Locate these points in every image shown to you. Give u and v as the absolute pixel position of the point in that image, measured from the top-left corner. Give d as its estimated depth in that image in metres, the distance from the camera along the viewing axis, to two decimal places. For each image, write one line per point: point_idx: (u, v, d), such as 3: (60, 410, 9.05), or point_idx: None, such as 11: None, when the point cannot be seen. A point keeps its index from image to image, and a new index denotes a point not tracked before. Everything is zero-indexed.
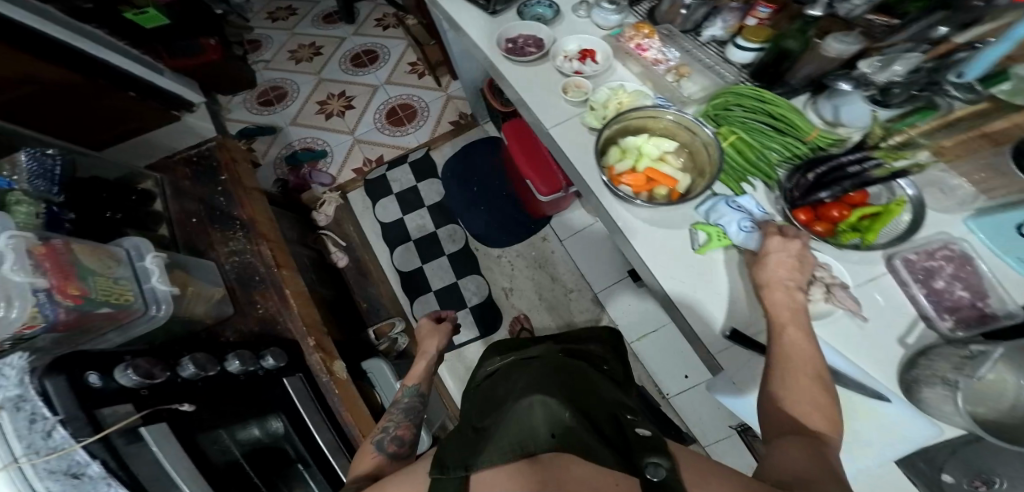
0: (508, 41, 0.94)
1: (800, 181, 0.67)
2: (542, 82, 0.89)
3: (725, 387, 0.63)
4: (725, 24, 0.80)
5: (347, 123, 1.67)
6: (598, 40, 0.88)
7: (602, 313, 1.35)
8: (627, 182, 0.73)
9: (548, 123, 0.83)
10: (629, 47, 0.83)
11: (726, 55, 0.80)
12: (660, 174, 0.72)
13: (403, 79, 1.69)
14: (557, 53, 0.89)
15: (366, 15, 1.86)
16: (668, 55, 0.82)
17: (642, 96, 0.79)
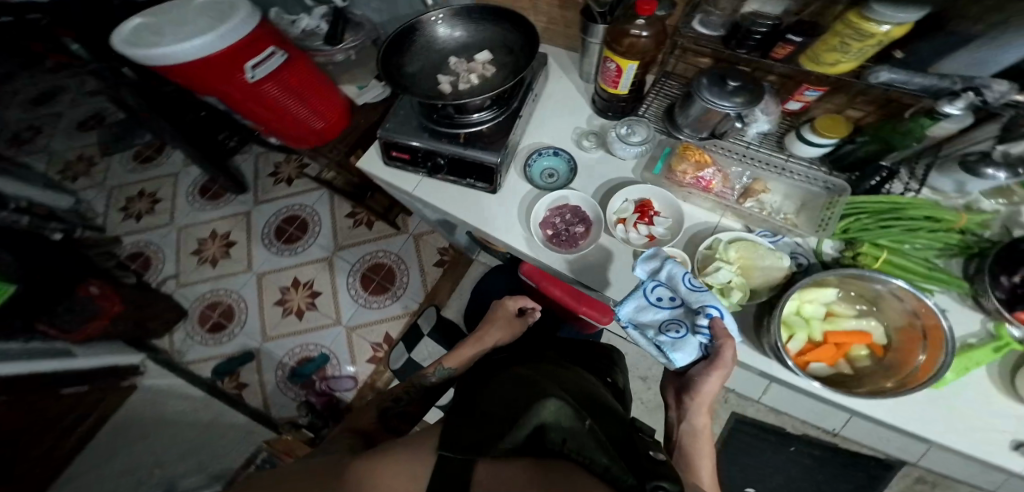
0: (543, 223, 0.79)
1: (1000, 286, 0.60)
2: (618, 261, 0.75)
3: None
4: (771, 116, 0.72)
5: (326, 313, 1.50)
6: (644, 184, 0.79)
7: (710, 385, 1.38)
8: (814, 359, 0.66)
9: None
10: (687, 184, 0.76)
11: (787, 148, 0.75)
12: (844, 333, 0.65)
13: (356, 236, 1.59)
14: (614, 222, 0.77)
15: (255, 174, 1.72)
16: (734, 182, 0.77)
17: (758, 246, 0.70)
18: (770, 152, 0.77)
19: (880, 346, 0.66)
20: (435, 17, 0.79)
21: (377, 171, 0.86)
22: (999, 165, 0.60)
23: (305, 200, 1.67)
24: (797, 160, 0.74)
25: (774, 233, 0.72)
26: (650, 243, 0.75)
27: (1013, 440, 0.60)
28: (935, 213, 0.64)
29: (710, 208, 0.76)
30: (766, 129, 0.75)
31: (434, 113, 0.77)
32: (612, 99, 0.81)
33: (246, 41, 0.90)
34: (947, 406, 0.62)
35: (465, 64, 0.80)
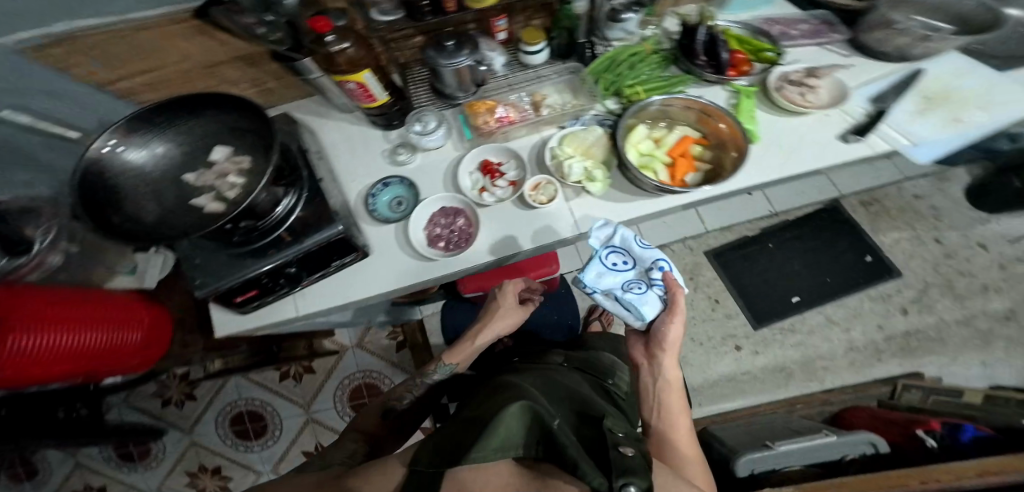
0: (430, 241, 0.76)
1: (702, 66, 0.84)
2: (507, 220, 0.78)
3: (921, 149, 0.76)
4: (498, 50, 0.83)
5: None
6: (472, 150, 0.81)
7: (667, 248, 1.57)
8: (684, 172, 0.76)
9: (576, 230, 0.77)
10: (496, 128, 0.81)
11: (525, 64, 0.87)
12: (680, 143, 0.77)
13: (309, 386, 1.55)
14: (474, 194, 0.79)
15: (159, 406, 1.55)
16: (522, 101, 0.85)
17: (578, 133, 0.80)
18: (518, 74, 0.88)
19: (701, 139, 0.80)
20: (108, 145, 0.57)
21: (245, 324, 0.75)
22: (625, 10, 0.84)
23: (228, 397, 1.56)
24: (539, 68, 0.87)
25: (577, 118, 0.82)
26: (515, 188, 0.79)
27: (840, 133, 0.77)
28: (634, 51, 0.85)
29: (527, 134, 0.83)
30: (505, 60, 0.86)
31: (240, 234, 0.64)
32: (384, 109, 0.77)
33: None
34: (777, 145, 0.77)
35: (212, 170, 0.63)
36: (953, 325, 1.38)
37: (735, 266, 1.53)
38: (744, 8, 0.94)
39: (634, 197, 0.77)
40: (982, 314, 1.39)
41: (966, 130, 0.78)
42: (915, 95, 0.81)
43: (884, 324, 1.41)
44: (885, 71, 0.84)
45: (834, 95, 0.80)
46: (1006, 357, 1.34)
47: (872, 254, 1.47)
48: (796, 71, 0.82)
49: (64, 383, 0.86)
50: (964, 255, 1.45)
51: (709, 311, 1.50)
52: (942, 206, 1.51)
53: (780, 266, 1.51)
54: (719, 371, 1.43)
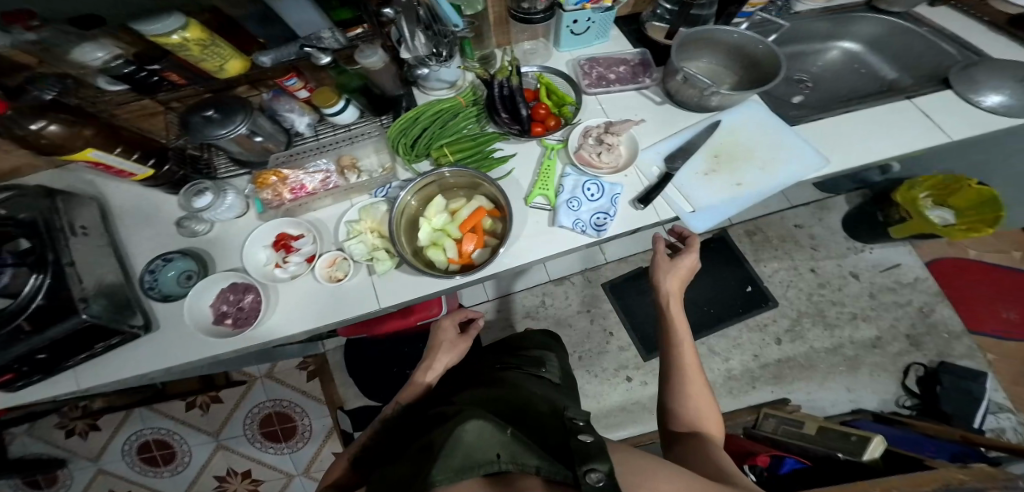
0: (215, 319, 0.75)
1: (506, 121, 0.83)
2: (301, 291, 0.78)
3: (698, 216, 0.80)
4: (297, 112, 0.81)
5: (275, 477, 1.56)
6: (263, 225, 0.79)
7: (569, 281, 1.61)
8: (472, 246, 0.79)
9: (369, 306, 0.77)
10: (289, 201, 0.79)
11: (338, 123, 0.84)
12: (468, 218, 0.78)
13: (216, 415, 1.60)
14: (270, 273, 0.78)
15: (66, 439, 1.57)
16: (324, 166, 0.82)
17: (372, 206, 0.81)
18: (330, 131, 0.85)
19: (494, 210, 0.81)
20: None
21: (22, 399, 0.73)
22: (417, 64, 0.80)
23: (133, 429, 1.58)
24: (345, 128, 0.84)
25: (383, 186, 0.82)
26: (310, 263, 0.78)
27: (631, 200, 0.80)
28: (440, 107, 0.83)
29: (333, 203, 0.83)
30: (309, 120, 0.84)
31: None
32: (162, 180, 0.76)
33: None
34: (573, 209, 0.78)
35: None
36: (822, 354, 1.42)
37: (630, 293, 1.58)
38: (576, 45, 0.94)
39: (426, 276, 0.79)
40: (850, 342, 1.43)
41: (745, 194, 0.83)
42: (703, 158, 0.85)
43: (759, 353, 1.44)
44: (685, 123, 0.88)
45: (627, 151, 0.83)
46: (868, 382, 1.39)
47: (752, 284, 1.50)
48: (597, 125, 0.83)
49: None
50: (836, 284, 1.49)
51: (602, 343, 1.54)
52: (820, 234, 1.55)
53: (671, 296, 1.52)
54: (612, 400, 1.47)
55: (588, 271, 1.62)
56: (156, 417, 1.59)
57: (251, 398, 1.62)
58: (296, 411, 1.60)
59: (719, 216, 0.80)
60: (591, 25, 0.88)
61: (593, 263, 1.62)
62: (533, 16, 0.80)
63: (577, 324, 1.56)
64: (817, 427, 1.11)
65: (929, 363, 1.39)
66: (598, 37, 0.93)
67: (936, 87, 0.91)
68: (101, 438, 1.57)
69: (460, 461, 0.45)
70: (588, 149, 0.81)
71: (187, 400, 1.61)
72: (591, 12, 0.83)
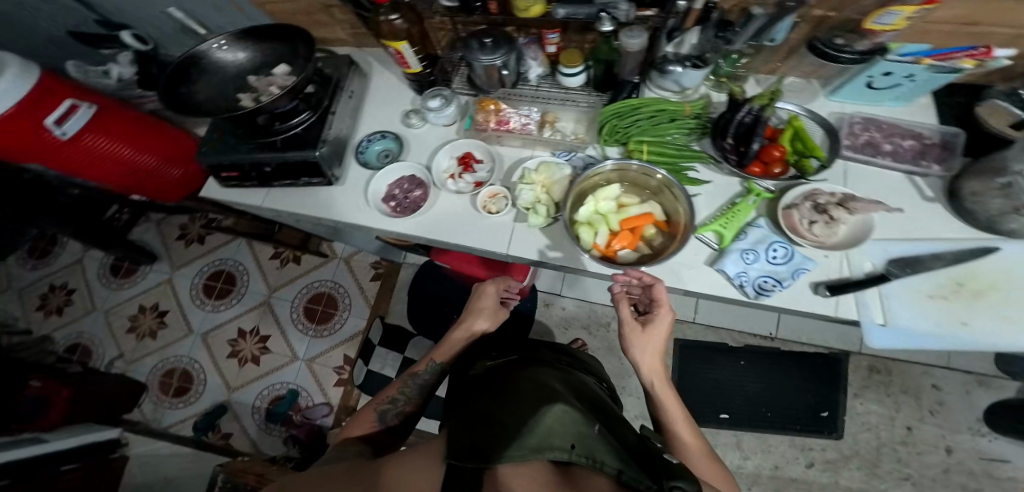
0: (385, 197, 0.89)
1: (727, 147, 0.73)
2: (456, 209, 0.87)
3: (883, 332, 0.68)
4: (538, 62, 0.85)
5: (281, 353, 1.87)
6: (464, 139, 0.90)
7: None
8: (621, 245, 0.74)
9: (503, 248, 0.83)
10: (492, 129, 0.86)
11: (561, 83, 0.86)
12: (636, 217, 0.74)
13: (286, 275, 1.95)
14: (443, 177, 0.89)
15: (166, 243, 2.00)
16: (531, 114, 0.86)
17: (554, 166, 0.81)
18: (551, 88, 0.88)
19: (662, 222, 0.74)
20: (215, 42, 0.81)
21: (224, 195, 0.92)
22: (676, 61, 0.74)
23: (225, 255, 1.97)
24: (572, 90, 0.86)
25: (569, 151, 0.84)
26: (476, 187, 0.86)
27: (813, 282, 0.71)
28: (661, 107, 0.76)
29: (520, 146, 0.88)
30: (541, 71, 0.87)
31: (259, 128, 0.83)
32: (419, 77, 0.90)
33: (31, 98, 0.89)
34: (743, 261, 0.71)
35: (264, 80, 0.83)
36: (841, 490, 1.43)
37: (697, 356, 1.59)
38: (862, 98, 0.81)
39: (575, 251, 0.80)
40: None
41: (964, 338, 0.67)
42: (936, 278, 0.70)
43: (780, 466, 1.48)
44: (943, 234, 0.73)
45: (852, 237, 0.69)
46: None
47: (829, 411, 1.49)
48: (830, 194, 0.70)
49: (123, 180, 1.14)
50: (919, 448, 1.44)
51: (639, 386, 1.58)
52: (909, 386, 1.50)
53: (735, 381, 1.56)
54: None
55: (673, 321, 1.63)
56: (242, 254, 1.97)
57: (318, 272, 1.95)
58: (343, 302, 1.91)
59: (909, 343, 0.68)
60: (902, 84, 0.74)
61: (684, 314, 1.62)
62: (848, 54, 0.70)
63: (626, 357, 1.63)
64: None
65: None
66: (895, 99, 0.79)
67: None
68: (199, 250, 1.99)
69: (536, 441, 0.49)
70: (802, 213, 0.70)
71: (274, 253, 1.96)
72: (924, 70, 0.68)
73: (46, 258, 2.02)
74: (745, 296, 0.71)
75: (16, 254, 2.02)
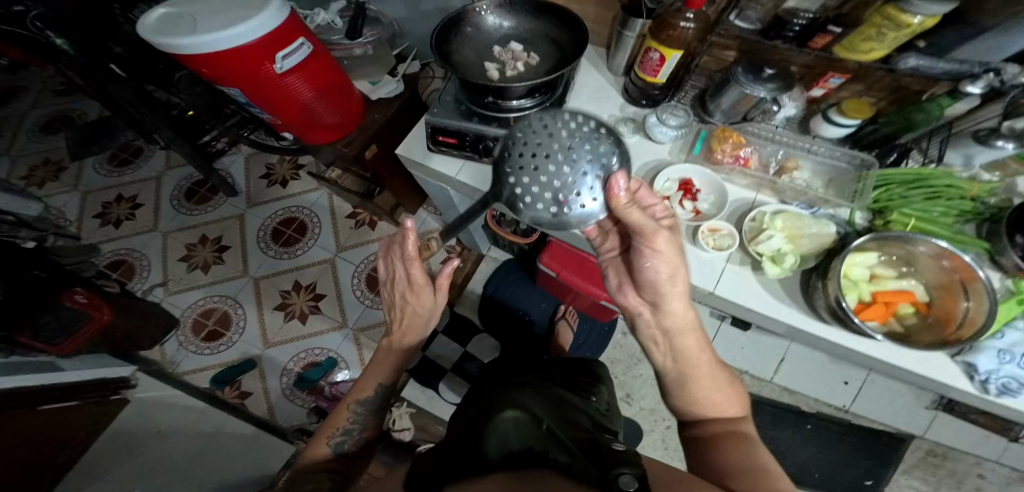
0: None
1: (1014, 246, 0.72)
2: None
3: None
4: (796, 102, 0.86)
5: (332, 316, 1.73)
6: (683, 164, 0.88)
7: (727, 368, 1.56)
8: (870, 316, 0.76)
9: (708, 285, 0.80)
10: (726, 163, 0.86)
11: (813, 130, 0.88)
12: (897, 296, 0.76)
13: (357, 237, 1.84)
14: (663, 200, 0.86)
15: (246, 180, 1.94)
16: (774, 159, 0.88)
17: (796, 217, 0.80)
18: (793, 137, 0.89)
19: (922, 303, 0.78)
20: (482, 8, 0.88)
21: (420, 160, 0.90)
22: (1009, 136, 0.69)
23: (301, 203, 1.89)
24: (822, 140, 0.87)
25: (810, 206, 0.83)
26: (696, 217, 0.85)
27: None
28: (957, 184, 0.76)
29: (743, 186, 0.88)
30: (791, 114, 0.90)
31: (481, 103, 0.83)
32: (649, 86, 0.91)
33: (277, 34, 0.99)
34: (995, 350, 0.70)
35: (509, 52, 0.89)
36: None
37: (766, 414, 1.50)
38: None
39: (782, 302, 0.79)
40: None
41: None
42: None
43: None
44: None
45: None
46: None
47: (873, 480, 1.43)
48: None
49: (274, 119, 1.21)
50: None
51: None
52: (967, 482, 1.40)
53: (794, 445, 1.48)
54: None
55: (751, 373, 1.54)
56: (322, 206, 1.89)
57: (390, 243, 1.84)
58: None
59: None
60: None
61: (762, 371, 1.53)
62: None
63: None
64: None
65: None
66: None
67: None
68: (278, 192, 1.91)
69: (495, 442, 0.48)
70: None
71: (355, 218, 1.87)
72: None
73: (123, 168, 1.96)
74: (982, 392, 0.70)
75: (94, 157, 1.98)
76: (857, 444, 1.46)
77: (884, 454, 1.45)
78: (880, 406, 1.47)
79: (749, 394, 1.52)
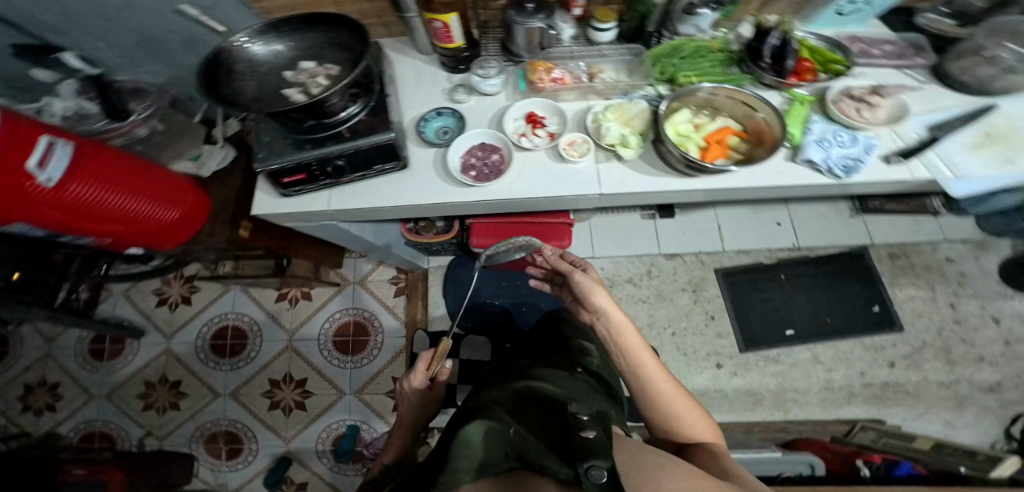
0: (464, 167, 0.83)
1: (767, 69, 0.87)
2: (541, 170, 0.84)
3: (962, 183, 0.79)
4: (569, 23, 0.91)
5: (326, 390, 1.59)
6: (521, 101, 0.88)
7: (681, 256, 1.63)
8: (715, 156, 0.84)
9: (599, 188, 0.81)
10: (549, 88, 0.89)
11: (590, 41, 0.94)
12: (722, 133, 0.85)
13: (303, 312, 1.66)
14: (515, 137, 0.86)
15: (145, 312, 1.67)
16: (580, 70, 0.93)
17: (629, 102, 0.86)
18: (580, 50, 0.94)
19: (741, 132, 0.87)
20: (242, 40, 0.77)
21: (286, 209, 0.83)
22: (703, 5, 0.86)
23: (219, 309, 1.67)
24: (601, 45, 0.94)
25: (626, 95, 0.88)
26: (552, 139, 0.85)
27: (879, 156, 0.81)
28: (702, 45, 0.90)
29: (577, 99, 0.91)
30: (571, 33, 0.94)
31: (302, 129, 0.73)
32: (455, 53, 0.89)
33: (5, 133, 0.66)
34: (817, 140, 0.82)
35: (304, 72, 0.80)
36: (930, 383, 1.41)
37: (739, 280, 1.57)
38: (830, 25, 0.96)
39: (667, 174, 0.82)
40: (967, 382, 1.42)
41: (1012, 174, 0.79)
42: (973, 131, 0.82)
43: (867, 372, 1.45)
44: (955, 101, 0.85)
45: (889, 115, 0.83)
46: (971, 422, 1.38)
47: (879, 305, 1.49)
48: (859, 88, 0.86)
49: (95, 242, 0.90)
50: (973, 325, 1.45)
51: (702, 326, 1.55)
52: (928, 262, 1.51)
53: (782, 297, 1.54)
54: (699, 382, 1.49)
55: (703, 250, 1.62)
56: (244, 303, 1.62)
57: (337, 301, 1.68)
58: (376, 324, 1.65)
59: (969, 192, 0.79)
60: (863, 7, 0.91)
61: (711, 247, 1.62)
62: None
63: (678, 300, 1.57)
64: (929, 444, 1.21)
65: None
66: (860, 20, 0.94)
67: None
68: (189, 311, 1.67)
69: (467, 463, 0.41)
70: (850, 107, 0.84)
71: (280, 294, 1.63)
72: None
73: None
74: (835, 178, 0.80)
75: None
76: (828, 269, 1.53)
77: (855, 267, 1.53)
78: (822, 227, 1.58)
79: (716, 268, 1.60)
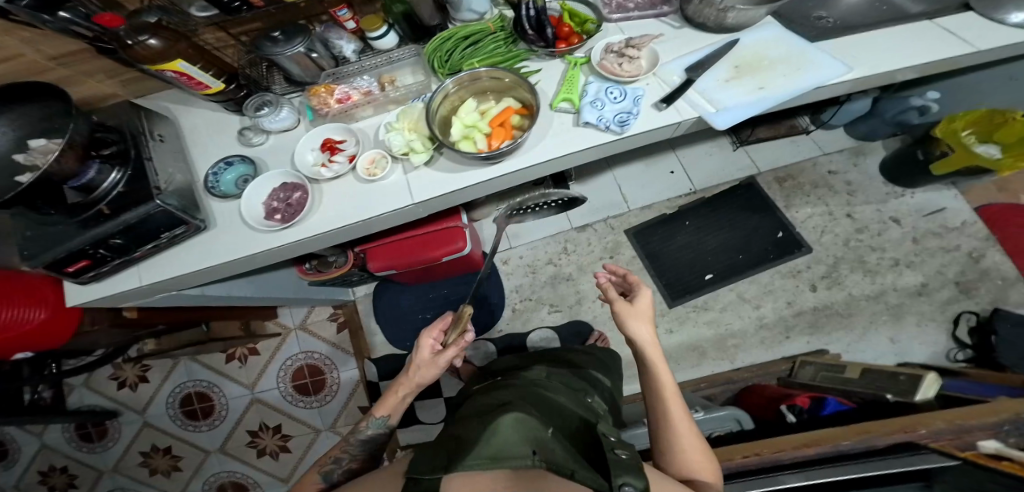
0: (267, 213, 0.81)
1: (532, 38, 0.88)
2: (346, 196, 0.83)
3: (722, 114, 0.83)
4: (343, 37, 0.90)
5: (300, 435, 1.51)
6: (314, 130, 0.86)
7: (590, 225, 1.57)
8: (499, 140, 0.81)
9: (410, 201, 0.81)
10: (336, 108, 0.86)
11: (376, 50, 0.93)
12: (502, 114, 0.82)
13: (251, 368, 1.57)
14: (314, 169, 0.84)
15: (105, 398, 1.56)
16: (367, 82, 0.90)
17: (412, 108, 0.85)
18: (368, 60, 0.92)
19: (522, 108, 0.84)
20: None
21: (95, 294, 0.80)
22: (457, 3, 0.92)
23: (179, 380, 1.57)
24: (387, 52, 0.92)
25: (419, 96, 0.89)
26: (355, 163, 0.83)
27: (653, 103, 0.85)
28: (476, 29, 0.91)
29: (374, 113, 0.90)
30: (355, 46, 0.93)
31: (64, 206, 0.70)
32: (226, 97, 0.87)
33: None
34: (592, 104, 0.84)
35: (38, 151, 0.70)
36: (858, 299, 1.37)
37: (650, 236, 1.53)
38: None
39: (461, 171, 0.83)
40: (893, 289, 1.37)
41: (765, 97, 0.85)
42: (722, 66, 0.88)
43: (793, 301, 1.40)
44: (702, 43, 0.92)
45: (649, 64, 0.89)
46: (914, 333, 1.31)
47: (783, 231, 1.47)
48: (619, 42, 0.90)
49: None
50: (875, 230, 1.44)
51: None
52: (813, 180, 1.52)
53: (695, 242, 1.50)
54: None
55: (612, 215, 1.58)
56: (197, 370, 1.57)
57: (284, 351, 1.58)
58: (329, 363, 1.56)
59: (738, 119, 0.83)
60: None
61: (618, 209, 1.58)
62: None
63: (600, 269, 1.52)
64: (860, 369, 1.05)
65: (981, 311, 1.30)
66: None
67: (959, 11, 0.89)
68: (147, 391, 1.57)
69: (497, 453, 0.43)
70: (612, 62, 0.88)
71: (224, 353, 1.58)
72: None
73: None
74: (616, 132, 0.82)
75: None
76: (727, 207, 1.52)
77: (757, 201, 1.51)
78: (712, 168, 1.59)
79: (628, 231, 1.54)
